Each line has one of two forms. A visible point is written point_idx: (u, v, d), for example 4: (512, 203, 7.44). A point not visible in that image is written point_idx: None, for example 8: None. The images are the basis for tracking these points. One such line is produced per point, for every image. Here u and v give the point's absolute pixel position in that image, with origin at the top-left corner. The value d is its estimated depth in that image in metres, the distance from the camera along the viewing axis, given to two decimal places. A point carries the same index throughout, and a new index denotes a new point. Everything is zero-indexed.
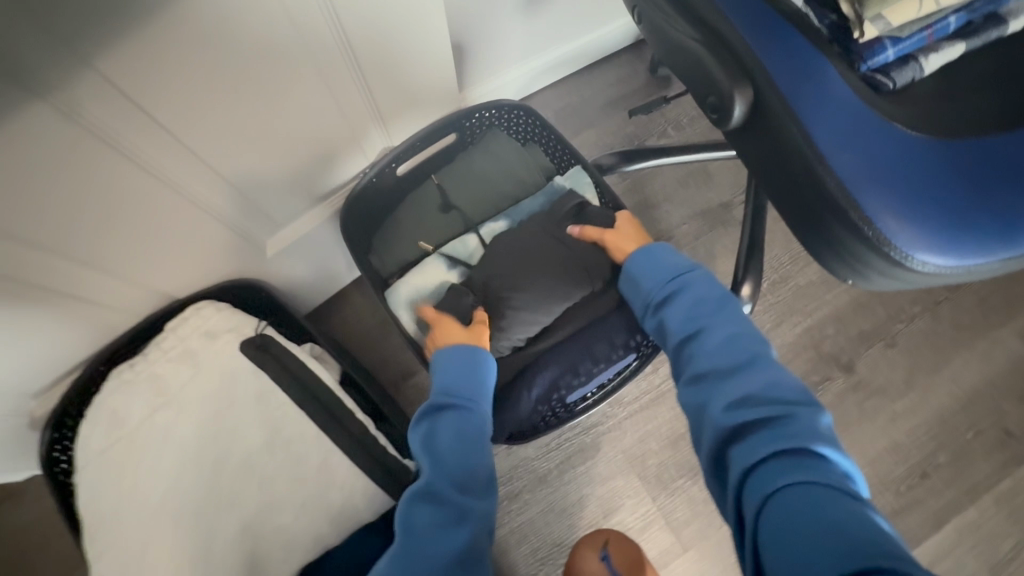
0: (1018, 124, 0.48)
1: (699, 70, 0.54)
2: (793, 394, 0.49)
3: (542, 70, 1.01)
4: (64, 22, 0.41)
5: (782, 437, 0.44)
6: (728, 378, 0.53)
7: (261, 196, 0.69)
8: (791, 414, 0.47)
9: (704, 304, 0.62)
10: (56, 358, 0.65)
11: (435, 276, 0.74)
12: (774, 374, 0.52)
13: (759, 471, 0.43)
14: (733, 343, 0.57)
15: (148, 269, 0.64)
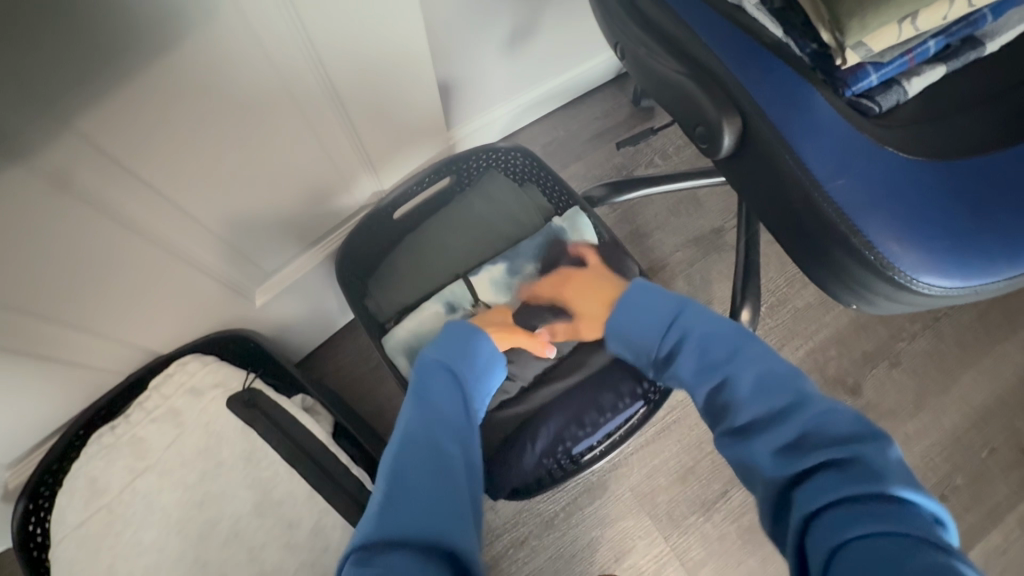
0: (1005, 142, 0.48)
1: (688, 104, 0.54)
2: (851, 429, 0.47)
3: (527, 106, 1.03)
4: (47, 86, 0.41)
5: (851, 480, 0.42)
6: (773, 422, 0.50)
7: (250, 244, 0.67)
8: (854, 453, 0.44)
9: (716, 339, 0.59)
10: (32, 425, 0.61)
11: (433, 321, 0.72)
12: (824, 409, 0.49)
13: (826, 522, 0.41)
14: (765, 379, 0.54)
15: (133, 327, 0.62)
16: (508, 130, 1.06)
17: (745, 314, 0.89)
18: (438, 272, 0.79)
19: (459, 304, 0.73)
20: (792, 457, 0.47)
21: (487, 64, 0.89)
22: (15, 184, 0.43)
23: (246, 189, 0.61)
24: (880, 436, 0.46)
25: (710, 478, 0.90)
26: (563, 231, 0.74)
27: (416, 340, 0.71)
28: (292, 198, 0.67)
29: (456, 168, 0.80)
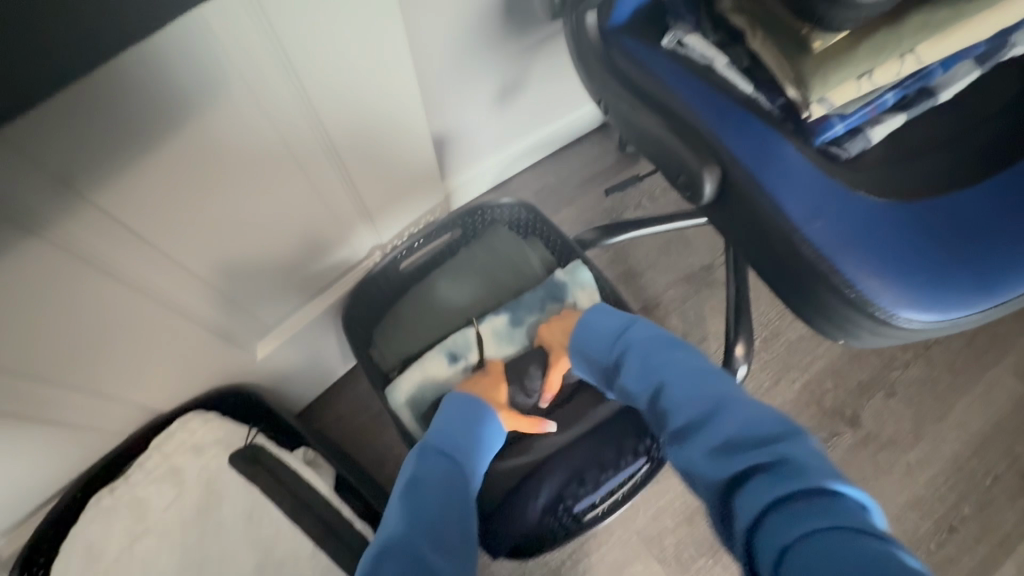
0: (962, 185, 0.52)
1: (670, 155, 0.57)
2: (775, 427, 0.51)
3: (518, 155, 1.07)
4: (62, 163, 0.43)
5: (784, 481, 0.45)
6: (707, 425, 0.54)
7: (249, 296, 0.68)
8: (780, 450, 0.48)
9: (654, 350, 0.64)
10: (30, 491, 0.61)
11: (436, 372, 0.73)
12: (748, 411, 0.54)
13: (768, 527, 0.43)
14: (699, 385, 0.58)
15: (135, 387, 0.62)
16: (501, 177, 1.10)
17: (740, 349, 0.90)
18: (440, 321, 0.80)
19: (462, 354, 0.74)
20: (728, 459, 0.50)
21: (478, 118, 0.93)
22: (26, 253, 0.45)
23: (247, 249, 0.63)
24: (797, 431, 0.51)
25: None
26: (564, 284, 0.77)
27: (419, 391, 0.73)
28: (294, 253, 0.69)
29: (461, 222, 0.82)
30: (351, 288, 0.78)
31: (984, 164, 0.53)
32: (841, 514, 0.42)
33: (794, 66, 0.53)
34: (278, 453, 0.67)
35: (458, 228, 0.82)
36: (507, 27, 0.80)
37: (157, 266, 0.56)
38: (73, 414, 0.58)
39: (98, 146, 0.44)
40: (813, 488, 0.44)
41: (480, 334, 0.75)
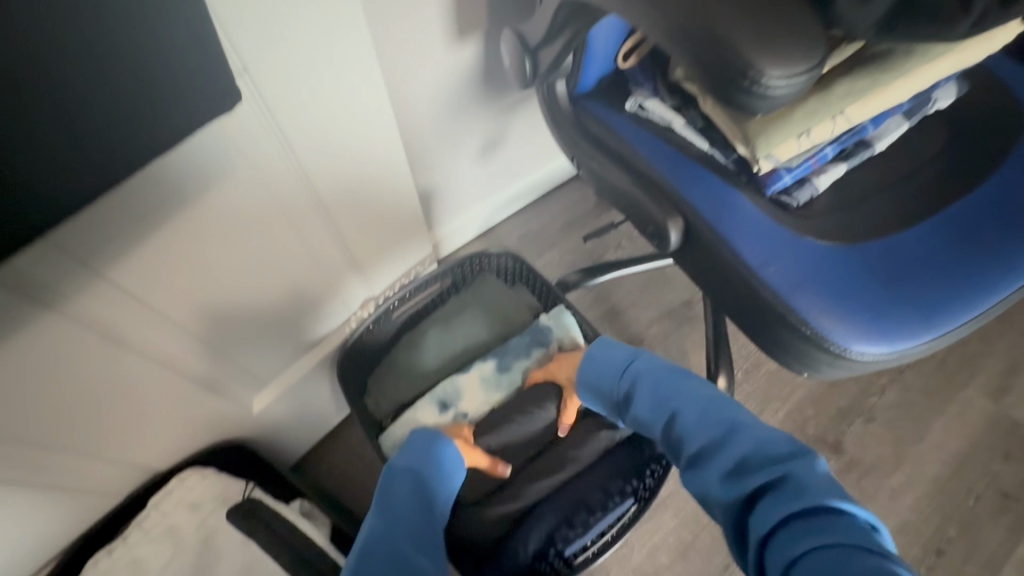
0: (896, 229, 0.58)
1: (638, 208, 0.63)
2: (786, 448, 0.52)
3: (501, 204, 1.13)
4: (85, 245, 0.45)
5: (793, 500, 0.46)
6: (718, 449, 0.56)
7: (234, 345, 0.66)
8: (791, 471, 0.49)
9: (663, 379, 0.66)
10: (25, 559, 0.61)
11: (429, 420, 0.76)
12: (759, 434, 0.55)
13: (781, 545, 0.44)
14: (710, 411, 0.60)
15: (136, 448, 0.63)
16: (485, 225, 1.15)
17: (722, 382, 0.94)
18: (432, 369, 0.83)
19: (453, 401, 0.78)
20: (741, 481, 0.51)
21: (461, 172, 0.99)
22: (42, 328, 0.46)
23: (245, 313, 0.65)
24: (807, 451, 0.52)
25: (711, 551, 0.90)
26: (550, 331, 0.81)
27: None
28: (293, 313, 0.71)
29: (451, 273, 0.85)
30: (343, 342, 0.80)
31: (916, 210, 0.60)
32: (851, 531, 0.43)
33: (740, 126, 0.58)
34: (276, 506, 0.69)
35: (448, 278, 0.86)
36: (486, 90, 0.87)
37: (153, 339, 0.56)
38: (77, 480, 0.59)
39: (93, 231, 0.45)
40: (820, 506, 0.45)
41: (470, 381, 0.79)
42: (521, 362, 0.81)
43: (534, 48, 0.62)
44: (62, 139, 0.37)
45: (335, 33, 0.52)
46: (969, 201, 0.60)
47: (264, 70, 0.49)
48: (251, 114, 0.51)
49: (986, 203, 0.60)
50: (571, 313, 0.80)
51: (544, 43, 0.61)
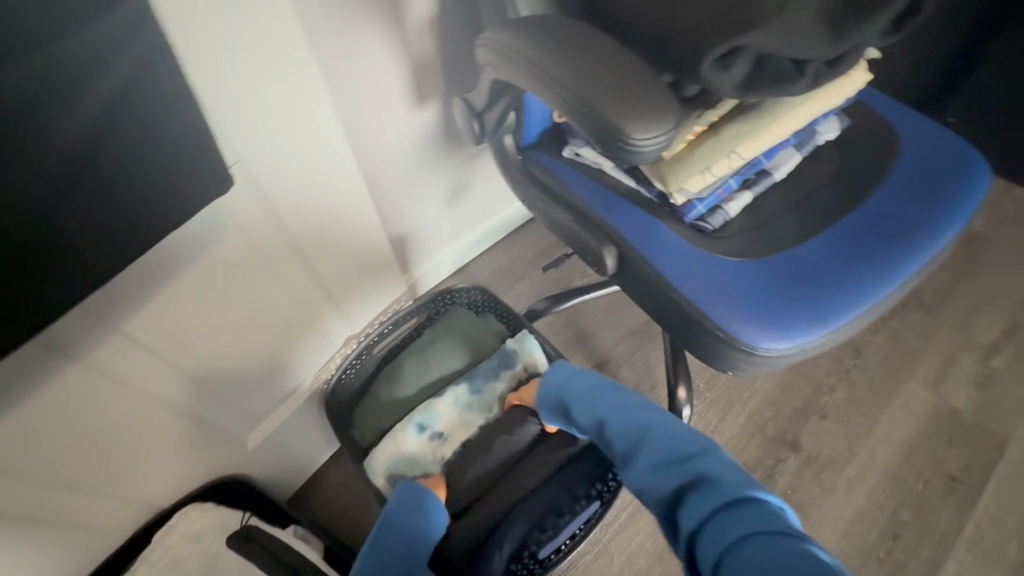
0: (795, 243, 0.69)
1: (580, 239, 0.73)
2: (704, 450, 0.63)
3: (471, 243, 1.23)
4: (103, 304, 0.53)
5: (715, 496, 0.56)
6: (653, 453, 0.65)
7: (225, 386, 0.72)
8: (714, 470, 0.59)
9: (605, 393, 0.75)
10: None
11: (409, 445, 0.83)
12: (681, 439, 0.65)
13: (709, 536, 0.53)
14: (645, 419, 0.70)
15: (142, 486, 0.69)
16: (458, 263, 1.25)
17: (682, 391, 1.02)
18: (413, 398, 0.90)
19: (431, 425, 0.85)
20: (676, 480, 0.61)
21: (431, 216, 1.09)
22: (67, 379, 0.53)
23: (241, 358, 0.72)
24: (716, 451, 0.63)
25: None
26: (517, 355, 0.89)
27: (392, 462, 0.82)
28: (286, 355, 0.79)
29: (424, 308, 0.94)
30: (327, 384, 0.86)
31: (812, 226, 0.70)
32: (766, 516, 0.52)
33: (655, 166, 0.69)
34: (270, 530, 0.74)
35: (422, 313, 0.94)
36: (449, 145, 0.98)
37: (153, 388, 0.63)
38: (91, 518, 0.65)
39: (104, 295, 0.53)
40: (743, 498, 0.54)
41: (446, 406, 0.87)
42: (492, 386, 0.89)
43: (480, 111, 0.72)
44: (91, 220, 0.46)
45: (311, 116, 0.62)
46: (856, 216, 0.71)
47: (252, 150, 0.59)
48: (242, 188, 0.60)
49: (873, 216, 0.71)
50: (536, 338, 0.88)
51: (488, 107, 0.71)
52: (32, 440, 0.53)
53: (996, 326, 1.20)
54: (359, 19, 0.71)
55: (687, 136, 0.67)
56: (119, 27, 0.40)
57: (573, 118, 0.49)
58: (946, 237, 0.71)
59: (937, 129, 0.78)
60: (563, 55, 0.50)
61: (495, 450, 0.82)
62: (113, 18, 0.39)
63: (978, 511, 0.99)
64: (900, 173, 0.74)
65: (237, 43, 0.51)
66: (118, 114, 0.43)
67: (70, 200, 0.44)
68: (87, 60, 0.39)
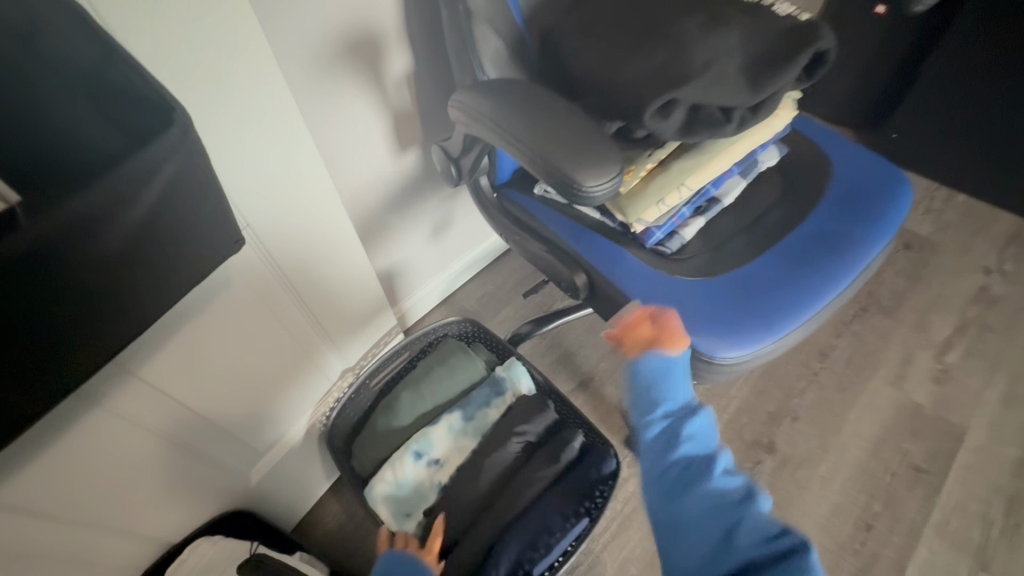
0: (745, 261, 0.77)
1: (555, 269, 0.81)
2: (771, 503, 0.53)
3: (456, 273, 1.30)
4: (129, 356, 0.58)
5: (754, 537, 0.50)
6: (712, 480, 0.53)
7: (226, 420, 0.76)
8: (774, 529, 0.50)
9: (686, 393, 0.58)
10: None
11: (407, 472, 0.87)
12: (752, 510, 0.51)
13: None
14: (710, 433, 0.56)
15: (154, 521, 0.73)
16: (445, 292, 1.31)
17: None
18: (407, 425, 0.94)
19: (428, 452, 0.89)
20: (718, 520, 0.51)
21: (417, 251, 1.16)
22: (92, 424, 0.58)
23: (245, 398, 0.77)
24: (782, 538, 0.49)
25: None
26: (507, 381, 0.94)
27: (391, 489, 0.86)
28: (287, 393, 0.84)
29: (419, 341, 1.00)
30: (329, 417, 0.92)
31: (760, 245, 0.78)
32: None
33: (616, 199, 0.77)
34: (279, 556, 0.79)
35: (417, 346, 1.00)
36: (431, 186, 1.06)
37: (166, 428, 0.67)
38: (106, 558, 0.68)
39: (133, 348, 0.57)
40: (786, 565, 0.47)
41: (441, 433, 0.91)
42: (484, 411, 0.93)
43: (455, 157, 0.79)
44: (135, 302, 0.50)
45: (312, 176, 0.68)
46: (796, 235, 0.79)
47: (259, 212, 0.65)
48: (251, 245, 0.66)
49: (810, 234, 0.79)
50: (524, 364, 0.94)
51: (462, 152, 0.78)
52: (56, 483, 0.57)
53: (948, 323, 1.29)
54: (343, 81, 0.79)
55: (641, 173, 0.75)
56: (171, 143, 0.43)
57: (535, 170, 0.56)
58: (877, 249, 0.79)
59: (865, 152, 0.87)
60: (520, 118, 0.58)
61: (486, 471, 0.86)
62: (166, 141, 0.43)
63: (943, 498, 1.06)
64: (834, 194, 0.82)
65: (246, 115, 0.57)
66: (167, 213, 0.47)
67: (125, 291, 0.47)
68: (140, 174, 0.43)
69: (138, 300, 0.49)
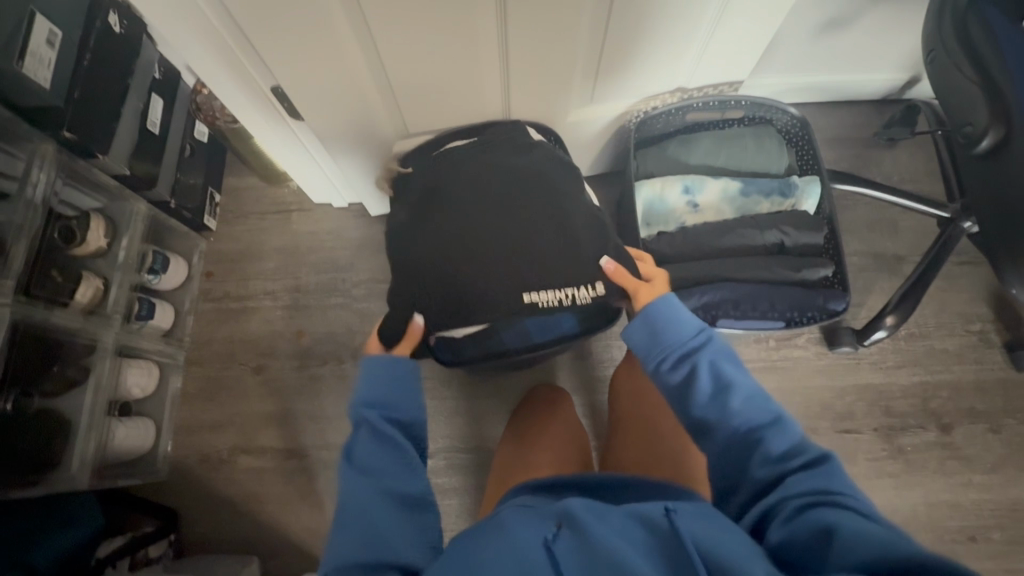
0: None
1: (970, 109, 0.76)
2: (777, 422, 0.64)
3: (795, 88, 1.26)
4: None
5: (789, 471, 0.59)
6: (726, 400, 0.65)
7: (612, 36, 0.86)
8: (803, 453, 0.61)
9: (706, 356, 0.69)
10: (435, 113, 0.98)
11: (672, 195, 0.99)
12: (759, 411, 0.65)
13: (796, 534, 0.53)
14: (742, 373, 0.68)
15: (516, 79, 0.91)
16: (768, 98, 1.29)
17: (891, 318, 1.06)
18: (702, 157, 1.03)
19: (693, 192, 0.99)
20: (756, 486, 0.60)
21: (796, 38, 1.13)
22: None
23: (620, 59, 0.91)
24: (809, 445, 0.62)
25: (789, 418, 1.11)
26: (797, 186, 0.99)
27: (653, 203, 1.00)
28: (640, 60, 0.92)
29: (751, 107, 1.05)
30: (640, 115, 1.06)
31: None
32: (825, 494, 0.55)
33: None
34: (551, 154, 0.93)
35: (746, 111, 1.05)
36: None
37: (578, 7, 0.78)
38: (472, 77, 0.89)
39: None
40: (813, 481, 0.57)
41: (714, 190, 0.99)
42: (762, 195, 0.98)
43: None
44: None
45: None
46: None
47: None
48: None
49: None
50: (821, 184, 0.98)
51: None
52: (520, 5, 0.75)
53: None
54: None
55: None
56: None
57: None
58: None
59: None
60: None
61: (744, 243, 0.95)
62: None
63: None
64: None
65: None
66: None
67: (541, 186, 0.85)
68: None
69: (588, 244, 0.83)
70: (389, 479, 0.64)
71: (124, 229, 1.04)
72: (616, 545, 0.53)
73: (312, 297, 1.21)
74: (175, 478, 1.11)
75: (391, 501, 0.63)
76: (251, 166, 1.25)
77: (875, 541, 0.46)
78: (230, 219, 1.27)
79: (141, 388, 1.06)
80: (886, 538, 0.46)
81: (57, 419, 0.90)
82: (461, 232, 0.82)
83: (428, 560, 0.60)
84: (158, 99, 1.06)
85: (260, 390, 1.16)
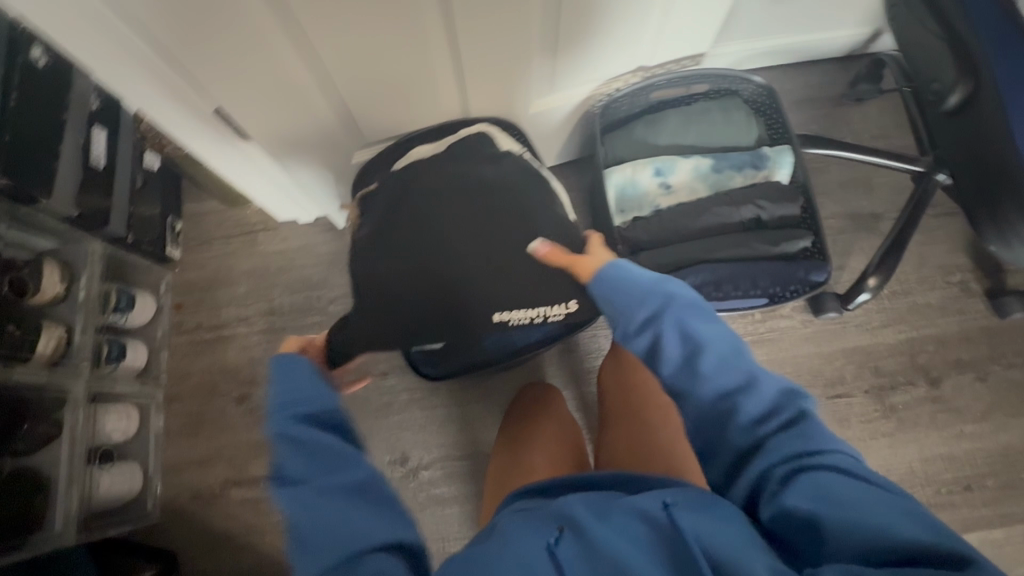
0: None
1: (938, 65, 0.74)
2: (754, 379, 0.59)
3: (758, 53, 1.23)
4: None
5: (770, 432, 0.56)
6: (697, 363, 0.61)
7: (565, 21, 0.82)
8: (783, 408, 0.58)
9: (673, 317, 0.64)
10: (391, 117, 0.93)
11: (644, 180, 0.97)
12: (734, 369, 0.60)
13: (783, 507, 0.52)
14: (712, 328, 0.63)
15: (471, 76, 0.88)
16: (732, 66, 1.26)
17: (873, 279, 1.06)
18: (669, 137, 1.01)
19: (665, 175, 0.97)
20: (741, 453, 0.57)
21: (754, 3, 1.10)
22: None
23: (576, 44, 0.88)
24: (789, 395, 0.59)
25: None
26: (768, 157, 0.97)
27: (625, 189, 0.98)
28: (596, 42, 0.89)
29: (715, 80, 1.02)
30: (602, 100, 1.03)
31: None
32: (810, 457, 0.53)
33: None
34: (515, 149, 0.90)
35: (710, 84, 1.02)
36: None
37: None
38: (424, 77, 0.85)
39: None
40: (797, 442, 0.55)
41: (686, 171, 0.97)
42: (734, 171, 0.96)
43: None
44: None
45: None
46: None
47: None
48: None
49: None
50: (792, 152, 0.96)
51: None
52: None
53: None
54: None
55: None
56: None
57: None
58: None
59: None
60: None
61: (719, 222, 0.94)
62: None
63: None
64: None
65: None
66: None
67: (513, 195, 0.83)
68: None
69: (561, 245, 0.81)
70: (320, 477, 0.57)
71: (81, 272, 0.99)
72: (622, 551, 0.52)
73: (288, 317, 1.18)
74: (169, 516, 1.09)
75: (340, 491, 0.56)
76: (209, 190, 1.20)
77: (867, 527, 0.46)
78: (195, 246, 1.22)
79: (122, 432, 1.03)
80: (875, 520, 0.47)
81: (35, 478, 0.87)
82: (432, 244, 0.79)
83: (404, 526, 0.55)
84: (99, 132, 1.00)
85: (245, 419, 1.13)
